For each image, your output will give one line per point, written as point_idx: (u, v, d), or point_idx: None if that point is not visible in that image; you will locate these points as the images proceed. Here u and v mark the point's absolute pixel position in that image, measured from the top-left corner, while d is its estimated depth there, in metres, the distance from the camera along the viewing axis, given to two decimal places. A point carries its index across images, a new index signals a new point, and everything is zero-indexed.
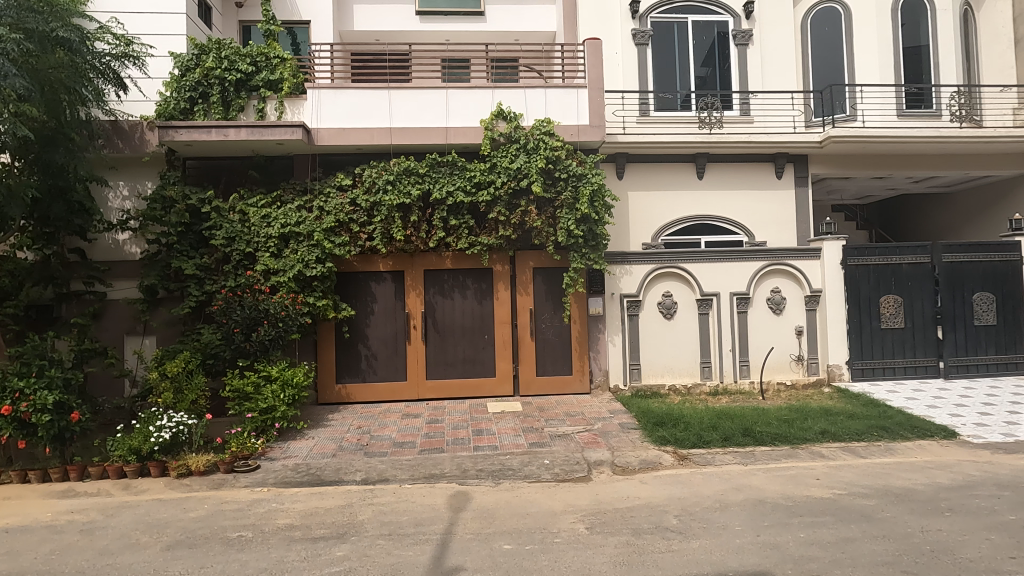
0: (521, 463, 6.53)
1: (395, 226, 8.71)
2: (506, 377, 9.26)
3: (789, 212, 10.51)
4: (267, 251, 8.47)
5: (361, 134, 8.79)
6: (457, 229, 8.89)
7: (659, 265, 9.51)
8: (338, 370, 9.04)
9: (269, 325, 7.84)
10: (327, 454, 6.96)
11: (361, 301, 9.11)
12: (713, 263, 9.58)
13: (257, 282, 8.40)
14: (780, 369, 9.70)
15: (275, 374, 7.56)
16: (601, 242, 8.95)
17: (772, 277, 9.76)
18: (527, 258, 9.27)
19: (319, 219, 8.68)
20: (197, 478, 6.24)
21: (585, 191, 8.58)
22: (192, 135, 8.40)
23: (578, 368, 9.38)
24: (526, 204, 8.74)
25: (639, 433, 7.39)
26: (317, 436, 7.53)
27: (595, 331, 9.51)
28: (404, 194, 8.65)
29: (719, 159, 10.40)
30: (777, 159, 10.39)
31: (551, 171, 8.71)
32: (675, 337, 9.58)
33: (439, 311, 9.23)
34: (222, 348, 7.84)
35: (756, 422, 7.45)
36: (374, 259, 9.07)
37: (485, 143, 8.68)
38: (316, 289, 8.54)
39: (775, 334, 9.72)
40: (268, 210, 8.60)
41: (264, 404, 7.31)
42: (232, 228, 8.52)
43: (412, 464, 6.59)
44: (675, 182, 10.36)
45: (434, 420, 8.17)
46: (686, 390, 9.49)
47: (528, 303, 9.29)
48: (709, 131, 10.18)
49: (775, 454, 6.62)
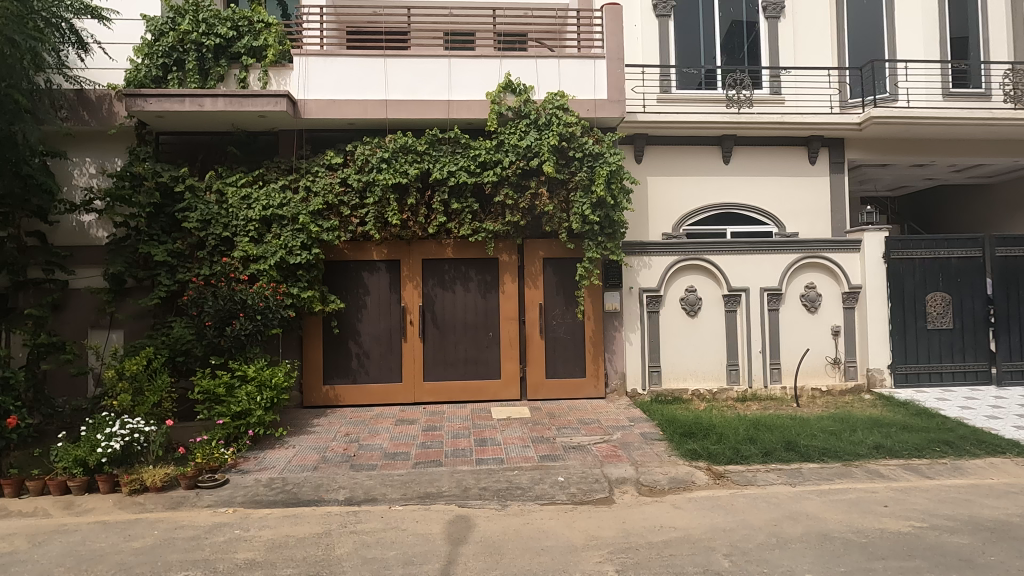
0: (532, 481, 5.62)
1: (390, 209, 7.81)
2: (513, 378, 8.35)
3: (823, 202, 9.60)
4: (246, 236, 7.58)
5: (353, 106, 7.88)
6: (460, 214, 7.98)
7: (682, 257, 8.60)
8: (325, 370, 8.14)
9: (246, 318, 6.93)
10: (308, 466, 6.05)
11: (352, 294, 8.21)
12: (741, 255, 8.68)
13: (233, 270, 7.49)
14: (814, 373, 8.78)
15: (251, 373, 6.66)
16: (618, 230, 7.99)
17: (806, 271, 8.85)
18: (536, 247, 8.33)
19: (306, 200, 7.80)
20: (153, 495, 5.33)
21: (602, 171, 7.66)
22: (163, 105, 7.46)
23: (592, 370, 8.44)
24: (536, 185, 7.82)
25: (665, 445, 6.47)
26: (299, 445, 6.62)
27: (611, 328, 8.57)
28: (401, 173, 7.76)
29: (748, 142, 9.48)
30: (811, 143, 9.48)
31: (565, 149, 7.82)
32: (699, 337, 8.67)
33: (439, 306, 8.32)
34: (193, 345, 6.95)
35: (798, 434, 6.54)
36: (367, 246, 8.16)
37: (491, 118, 7.77)
38: (302, 278, 7.64)
39: (809, 334, 8.79)
40: (248, 190, 7.71)
41: (238, 408, 6.40)
42: (208, 210, 7.63)
43: (405, 480, 5.68)
44: (699, 167, 9.46)
45: (432, 427, 7.25)
46: (711, 395, 8.57)
47: (537, 297, 8.36)
48: (738, 111, 9.24)
49: (825, 473, 5.72)
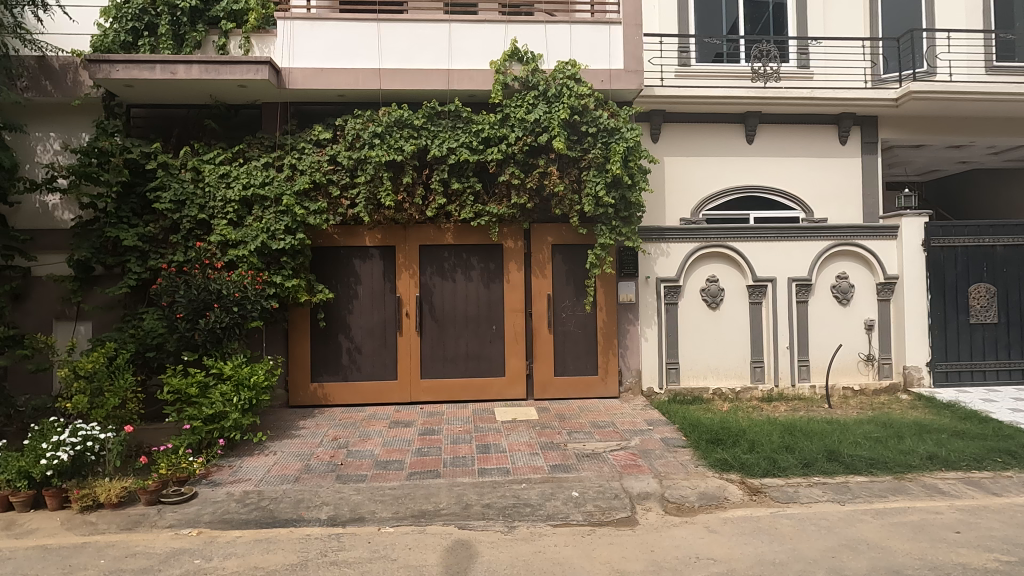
0: (542, 496, 4.92)
1: (384, 189, 7.07)
2: (519, 376, 7.63)
3: (854, 185, 8.87)
4: (224, 218, 6.87)
5: (343, 75, 7.13)
6: (461, 196, 7.25)
7: (703, 244, 7.89)
8: (314, 366, 7.43)
9: (221, 309, 6.20)
10: (288, 477, 5.35)
11: (342, 283, 7.49)
12: (767, 242, 7.96)
13: (210, 256, 6.77)
14: (845, 370, 8.09)
15: (227, 371, 5.96)
16: (635, 213, 7.24)
17: (838, 259, 8.13)
18: (544, 232, 7.58)
19: (290, 179, 7.10)
20: (108, 513, 4.64)
21: (618, 147, 6.91)
22: (131, 72, 6.68)
23: (605, 367, 7.73)
24: (544, 163, 7.06)
25: (690, 454, 5.77)
26: (281, 452, 5.92)
27: (625, 322, 7.87)
28: (395, 149, 7.03)
29: (774, 120, 8.75)
30: (843, 121, 8.74)
31: (576, 123, 7.09)
32: (720, 331, 7.97)
33: (437, 297, 7.60)
34: (165, 339, 6.25)
35: (839, 440, 5.83)
36: (358, 231, 7.43)
37: (496, 89, 7.04)
38: (286, 266, 6.92)
39: (841, 329, 8.08)
40: (226, 167, 7.00)
41: (210, 410, 5.67)
42: (182, 189, 6.92)
43: (397, 495, 4.98)
44: (720, 147, 8.73)
45: (429, 430, 6.55)
46: (734, 395, 7.88)
47: (545, 288, 7.63)
48: (764, 85, 8.48)
49: (876, 488, 5.02)
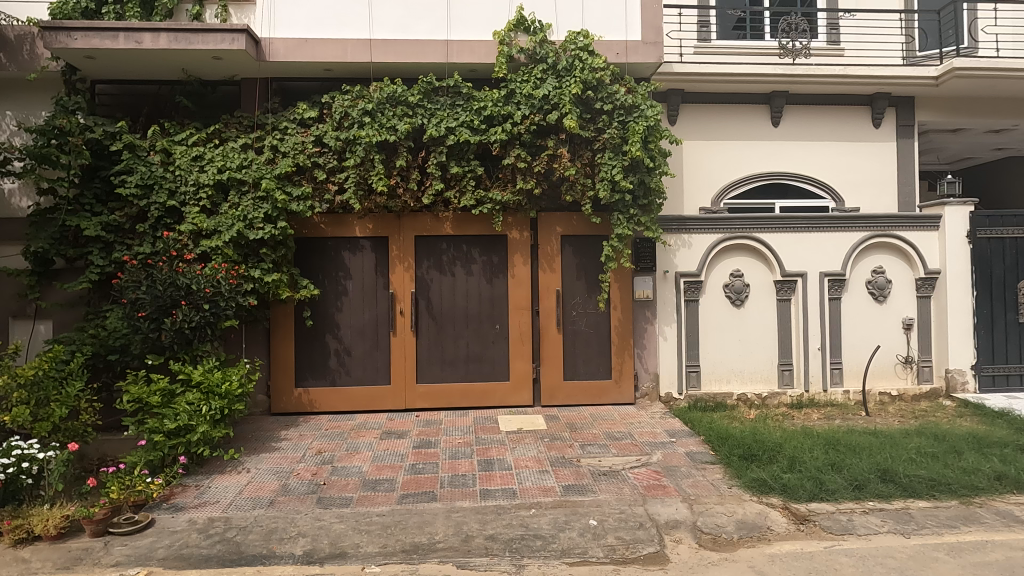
0: (555, 526, 4.21)
1: (375, 173, 6.35)
2: (524, 381, 6.92)
3: (888, 171, 8.15)
4: (196, 205, 6.16)
5: (330, 46, 6.40)
6: (460, 180, 6.53)
7: (728, 235, 7.19)
8: (298, 370, 6.74)
9: (190, 307, 5.48)
10: (262, 501, 4.65)
11: (330, 277, 6.78)
12: (796, 234, 7.26)
13: (181, 247, 6.05)
14: (882, 374, 7.39)
15: (197, 378, 5.28)
16: (654, 200, 6.52)
17: (874, 252, 7.42)
18: (552, 222, 6.87)
19: (271, 162, 6.40)
20: (44, 548, 3.94)
21: (637, 126, 6.19)
22: (90, 41, 5.94)
23: (620, 371, 7.02)
24: (554, 145, 6.35)
25: (721, 472, 5.06)
26: (256, 469, 5.23)
27: (641, 321, 7.16)
28: (388, 129, 6.31)
29: (802, 101, 8.03)
30: (877, 102, 8.02)
31: (589, 100, 6.37)
32: (745, 331, 7.26)
33: (435, 293, 6.89)
34: (128, 340, 5.55)
35: (891, 456, 5.12)
36: (348, 220, 6.72)
37: (500, 62, 6.33)
38: (265, 258, 6.20)
39: (878, 329, 7.38)
40: (200, 149, 6.30)
41: (174, 423, 4.96)
42: (150, 172, 6.19)
43: (386, 524, 4.27)
44: (744, 130, 8.01)
45: (425, 443, 5.84)
46: (760, 401, 7.18)
47: (554, 283, 6.92)
48: (793, 61, 7.76)
49: (944, 515, 4.32)
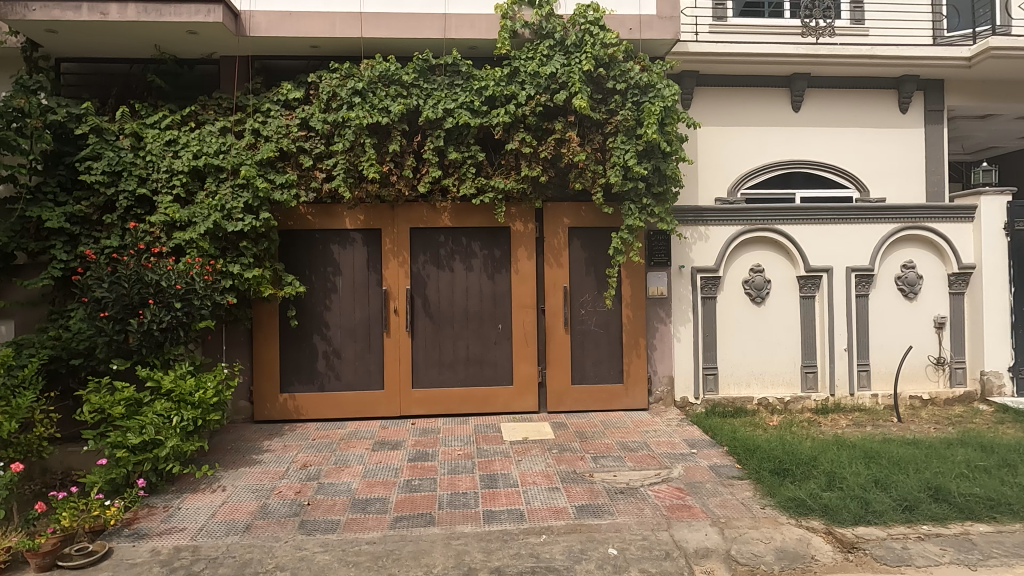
0: (569, 556, 3.69)
1: (366, 159, 5.79)
2: (529, 385, 6.39)
3: (916, 158, 7.63)
4: (169, 194, 5.60)
5: (316, 19, 5.84)
6: (459, 167, 5.98)
7: (748, 227, 6.66)
8: (283, 374, 6.20)
9: (159, 307, 4.93)
10: (237, 526, 4.11)
11: (317, 273, 6.24)
12: (821, 226, 6.75)
13: (152, 240, 5.50)
14: (912, 377, 6.89)
15: (167, 385, 4.75)
16: (670, 189, 5.99)
17: (905, 245, 6.91)
18: (559, 212, 6.34)
19: (253, 147, 5.85)
20: None
21: (653, 106, 5.66)
22: (50, 12, 5.35)
23: (632, 374, 6.48)
24: (562, 128, 5.81)
25: (751, 490, 4.55)
26: (233, 487, 4.70)
27: (655, 320, 6.63)
28: (380, 110, 5.75)
29: (824, 84, 7.50)
30: (904, 85, 7.50)
31: (600, 78, 5.84)
32: (767, 331, 6.75)
33: (432, 290, 6.35)
34: (91, 343, 5.00)
35: (940, 470, 4.60)
36: (337, 211, 6.17)
37: (502, 37, 5.78)
38: (245, 253, 5.64)
39: (908, 328, 6.87)
40: (174, 132, 5.75)
41: (139, 437, 4.40)
42: (118, 158, 5.62)
43: (377, 554, 3.74)
44: (763, 116, 7.48)
45: (421, 455, 5.31)
46: (782, 406, 6.67)
47: (561, 279, 6.39)
48: (816, 41, 7.22)
49: (1010, 542, 3.80)
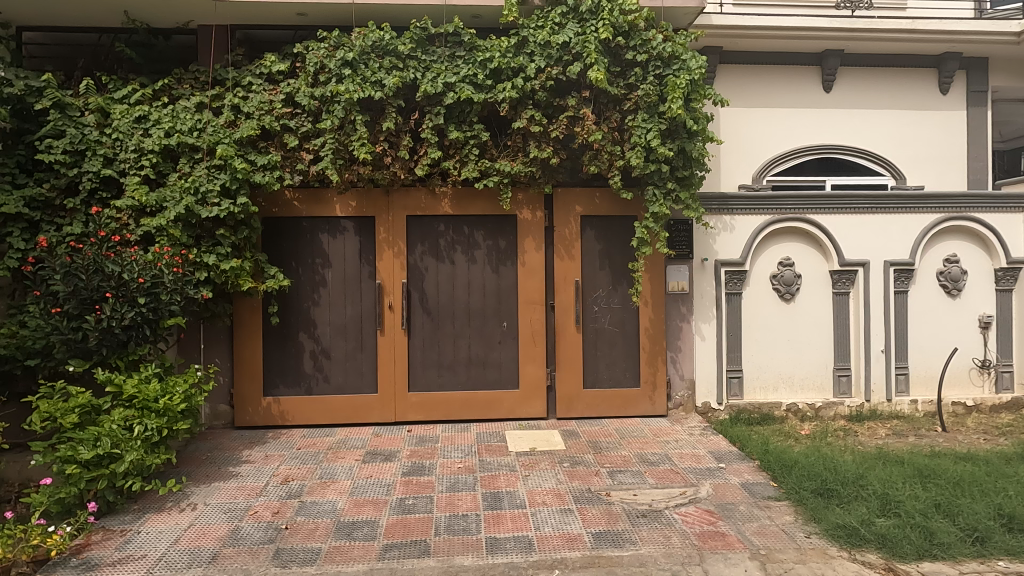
0: None
1: (357, 138, 5.21)
2: (536, 388, 5.83)
3: (958, 143, 7.02)
4: (138, 176, 5.04)
5: None
6: (461, 148, 5.40)
7: (778, 216, 6.08)
8: (267, 376, 5.66)
9: (121, 302, 4.38)
10: (202, 556, 3.55)
11: (305, 264, 5.67)
12: (857, 216, 6.17)
13: (119, 227, 4.95)
14: (954, 381, 6.31)
15: (129, 391, 4.20)
16: (695, 173, 5.42)
17: (948, 238, 6.32)
18: (570, 199, 5.76)
19: (232, 125, 5.27)
20: None
21: (678, 80, 5.11)
22: None
23: (650, 377, 5.92)
24: (575, 104, 5.24)
25: (792, 514, 3.98)
26: (203, 506, 4.15)
27: (675, 317, 6.06)
28: (373, 84, 5.18)
29: (859, 62, 6.89)
30: (946, 63, 6.89)
31: (619, 49, 5.26)
32: (796, 330, 6.17)
33: (430, 283, 5.78)
34: (46, 342, 4.45)
35: (1008, 493, 4.03)
36: (327, 196, 5.60)
37: (510, 3, 5.19)
38: (223, 241, 5.09)
39: (951, 328, 6.29)
40: (145, 107, 5.17)
41: (93, 451, 3.84)
42: (82, 135, 5.05)
43: None
44: (791, 96, 6.87)
45: (416, 469, 4.74)
46: (813, 412, 6.10)
47: (572, 273, 5.81)
48: (852, 14, 6.61)
49: None
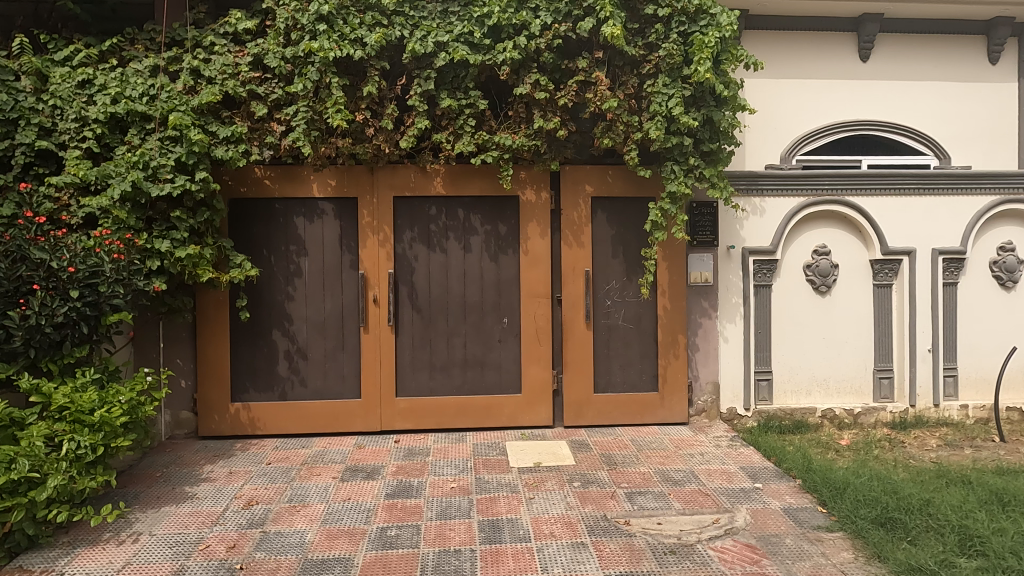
0: None
1: (333, 105, 4.52)
2: (541, 393, 5.15)
3: (1007, 119, 6.32)
4: (80, 149, 4.35)
5: None
6: (454, 119, 4.72)
7: (813, 199, 5.38)
8: (235, 379, 4.99)
9: (51, 295, 3.68)
10: None
11: (278, 252, 4.99)
12: (901, 198, 5.48)
13: (56, 208, 4.26)
14: (1009, 384, 5.64)
15: (58, 402, 3.53)
16: (722, 147, 4.75)
17: (1002, 223, 5.64)
18: (579, 178, 5.07)
19: (191, 92, 4.57)
20: None
21: (705, 38, 4.42)
22: None
23: (669, 379, 5.24)
24: (586, 67, 4.55)
25: (851, 551, 3.30)
26: (146, 539, 3.47)
27: (697, 312, 5.37)
28: (353, 42, 4.49)
29: (900, 28, 6.16)
30: (996, 29, 6.18)
31: (637, 3, 4.56)
32: (833, 327, 5.49)
33: (420, 274, 5.09)
34: None
35: None
36: (302, 175, 4.92)
37: None
38: (179, 225, 4.42)
39: (1006, 324, 5.61)
40: (89, 70, 4.47)
41: (6, 475, 3.16)
42: (14, 101, 4.34)
43: None
44: (826, 65, 6.13)
45: (402, 490, 4.07)
46: (852, 419, 5.43)
47: (581, 262, 5.13)
48: None
49: None
